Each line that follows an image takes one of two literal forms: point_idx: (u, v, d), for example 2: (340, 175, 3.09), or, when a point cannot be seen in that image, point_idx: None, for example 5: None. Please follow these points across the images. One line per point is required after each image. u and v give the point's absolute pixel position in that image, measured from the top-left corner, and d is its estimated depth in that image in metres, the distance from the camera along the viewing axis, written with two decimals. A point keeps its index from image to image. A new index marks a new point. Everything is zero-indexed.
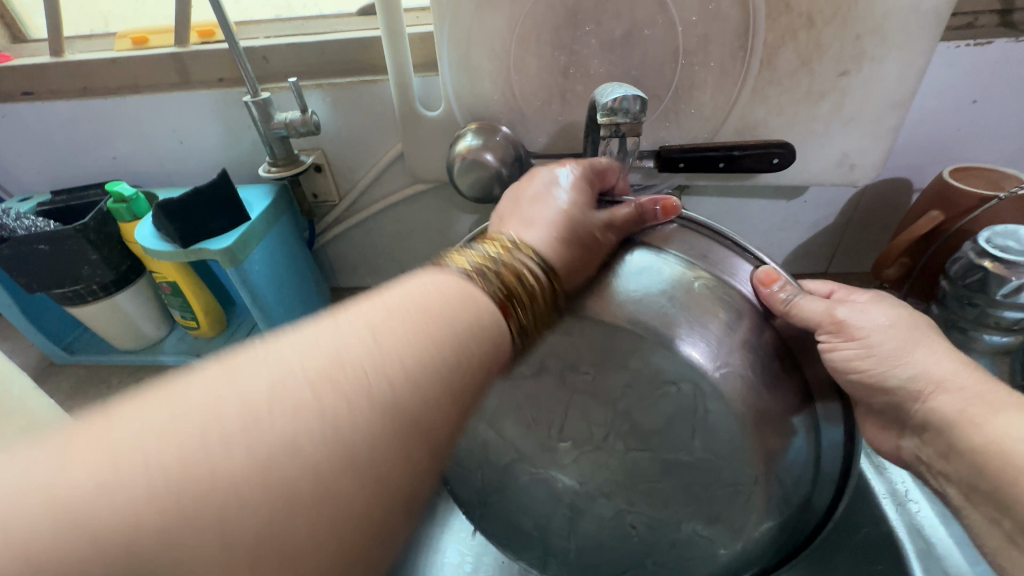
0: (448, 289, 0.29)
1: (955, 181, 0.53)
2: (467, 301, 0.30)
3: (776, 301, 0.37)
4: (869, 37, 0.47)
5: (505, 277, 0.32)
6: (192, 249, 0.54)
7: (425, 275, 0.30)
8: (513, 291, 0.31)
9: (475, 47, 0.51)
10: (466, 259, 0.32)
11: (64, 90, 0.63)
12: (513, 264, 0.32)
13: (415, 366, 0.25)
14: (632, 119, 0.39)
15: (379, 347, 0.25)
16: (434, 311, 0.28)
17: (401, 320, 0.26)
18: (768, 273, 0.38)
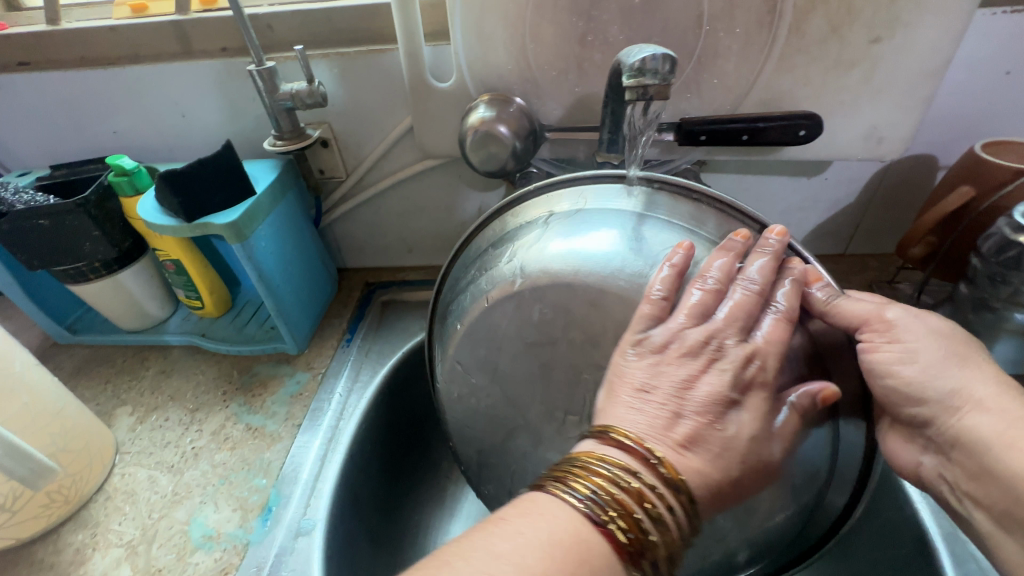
0: (584, 541, 0.26)
1: (987, 156, 0.51)
2: (606, 564, 0.26)
3: (815, 301, 0.36)
4: (904, 2, 0.45)
5: (643, 527, 0.27)
6: (197, 224, 0.53)
7: (555, 506, 0.27)
8: (651, 552, 0.27)
9: (490, 13, 0.49)
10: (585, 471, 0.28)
11: (62, 61, 0.61)
12: (644, 518, 0.27)
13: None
14: (659, 82, 0.37)
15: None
16: (580, 574, 0.24)
17: (555, 562, 0.24)
18: (813, 273, 0.37)
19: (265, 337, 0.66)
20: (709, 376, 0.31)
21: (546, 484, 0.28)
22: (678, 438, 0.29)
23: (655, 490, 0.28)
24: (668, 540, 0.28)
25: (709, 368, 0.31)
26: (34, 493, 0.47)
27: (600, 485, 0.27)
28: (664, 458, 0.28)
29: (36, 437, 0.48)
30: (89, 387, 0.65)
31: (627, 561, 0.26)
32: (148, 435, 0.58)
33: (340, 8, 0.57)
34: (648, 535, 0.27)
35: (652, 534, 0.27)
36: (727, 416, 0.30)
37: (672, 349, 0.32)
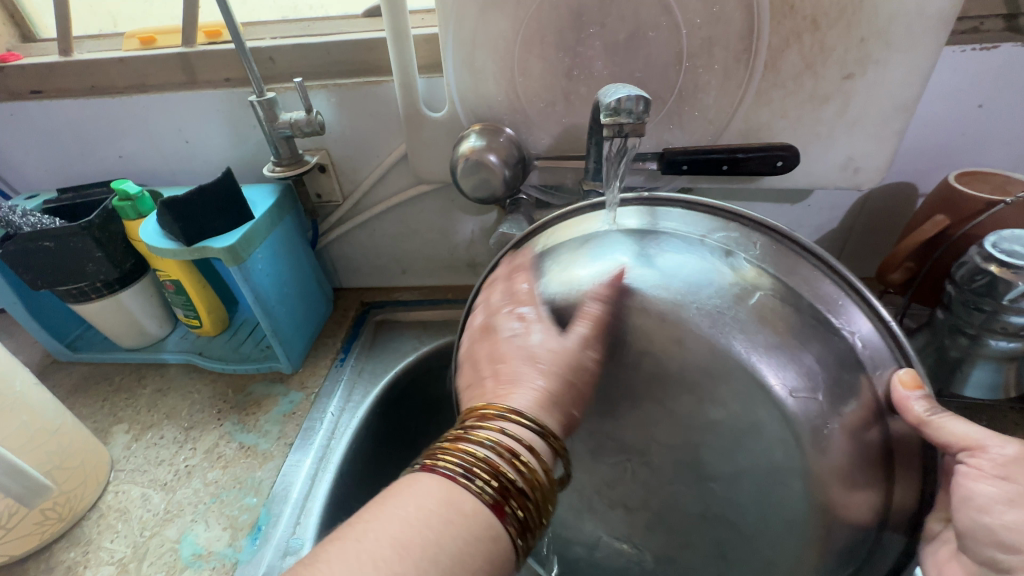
0: (433, 491, 0.30)
1: (960, 186, 0.53)
2: (445, 496, 0.30)
3: (910, 412, 0.31)
4: (873, 41, 0.47)
5: (484, 459, 0.32)
6: (196, 247, 0.54)
7: (414, 472, 0.32)
8: (497, 471, 0.31)
9: (479, 49, 0.51)
10: (450, 449, 0.33)
11: (71, 89, 0.64)
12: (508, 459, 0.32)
13: (427, 532, 0.29)
14: (635, 120, 0.39)
15: (382, 532, 0.29)
16: (426, 510, 0.30)
17: (396, 509, 0.30)
18: (911, 377, 0.32)
19: (260, 356, 0.68)
20: (495, 335, 0.40)
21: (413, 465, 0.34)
22: (505, 384, 0.37)
23: (488, 427, 0.33)
24: (512, 459, 0.32)
25: (500, 333, 0.40)
26: (30, 511, 0.48)
27: (448, 445, 0.33)
28: (494, 403, 0.35)
29: (34, 456, 0.49)
30: (87, 404, 0.66)
31: (474, 486, 0.31)
32: (142, 453, 0.59)
33: (338, 41, 0.60)
34: (484, 459, 0.32)
35: (492, 460, 0.32)
36: (525, 351, 0.38)
37: (479, 324, 0.42)
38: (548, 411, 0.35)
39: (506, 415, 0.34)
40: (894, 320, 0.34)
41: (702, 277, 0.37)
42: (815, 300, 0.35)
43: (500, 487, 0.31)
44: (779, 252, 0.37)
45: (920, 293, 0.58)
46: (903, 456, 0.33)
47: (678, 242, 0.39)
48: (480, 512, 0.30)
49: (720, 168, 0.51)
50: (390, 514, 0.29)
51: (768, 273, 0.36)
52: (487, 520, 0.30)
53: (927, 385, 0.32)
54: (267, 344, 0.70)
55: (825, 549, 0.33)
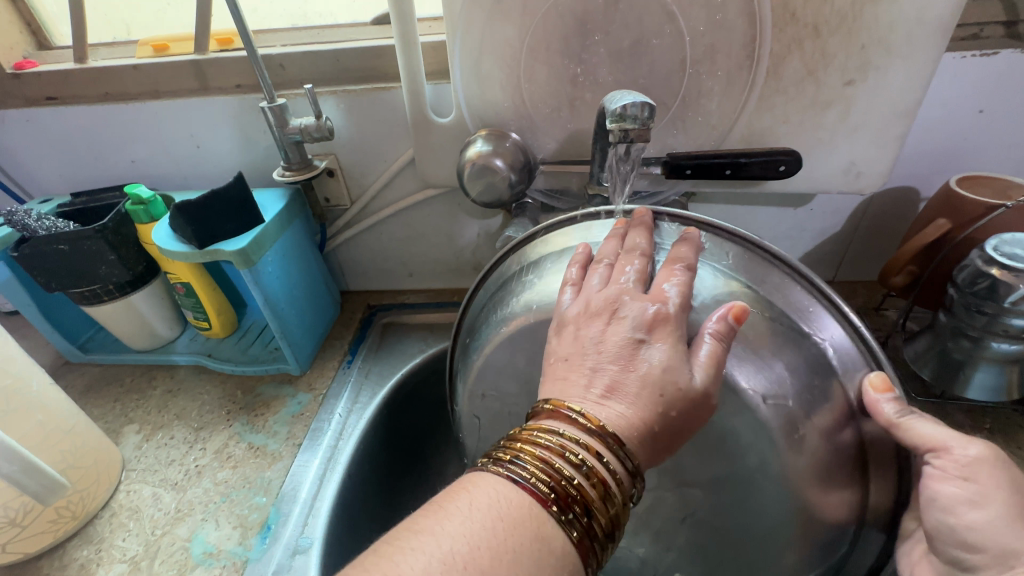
0: (517, 516, 0.27)
1: (961, 190, 0.53)
2: (534, 524, 0.27)
3: (881, 414, 0.33)
4: (873, 48, 0.48)
5: (567, 485, 0.28)
6: (207, 250, 0.55)
7: (492, 482, 0.28)
8: (586, 502, 0.28)
9: (486, 56, 0.52)
10: (530, 465, 0.29)
11: (86, 96, 0.66)
12: (591, 491, 0.28)
13: (510, 564, 0.25)
14: (639, 125, 0.40)
15: (469, 559, 0.25)
16: (508, 538, 0.26)
17: (483, 530, 0.26)
18: (882, 381, 0.33)
19: (268, 358, 0.69)
20: (620, 325, 0.34)
21: (484, 464, 0.30)
22: (600, 391, 0.31)
23: (583, 447, 0.29)
24: (603, 490, 0.29)
25: (613, 320, 0.34)
26: (44, 509, 0.49)
27: (530, 457, 0.29)
28: (587, 414, 0.30)
29: (50, 455, 0.50)
30: (99, 405, 0.67)
31: (563, 517, 0.27)
32: (153, 453, 0.60)
33: (347, 49, 0.61)
34: (575, 485, 0.28)
35: (577, 484, 0.28)
36: (639, 358, 0.32)
37: (593, 301, 0.36)
38: (643, 440, 0.31)
39: (603, 437, 0.29)
40: (862, 325, 0.36)
41: (683, 285, 0.38)
42: (789, 310, 0.37)
43: (586, 522, 0.28)
44: (756, 263, 0.39)
45: (922, 296, 0.59)
46: (876, 454, 0.34)
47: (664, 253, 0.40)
48: (569, 550, 0.27)
49: (722, 173, 0.52)
50: (475, 534, 0.26)
51: (745, 284, 0.38)
52: (571, 556, 0.27)
53: (897, 388, 0.33)
54: (275, 346, 0.71)
55: (821, 545, 0.34)
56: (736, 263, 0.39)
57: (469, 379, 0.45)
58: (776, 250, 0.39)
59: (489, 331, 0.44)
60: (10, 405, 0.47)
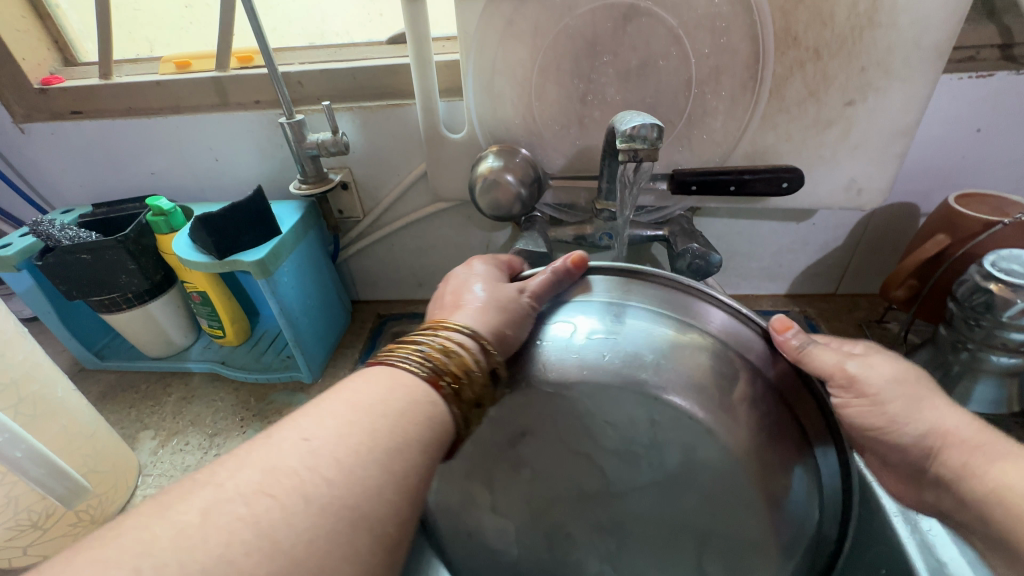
0: (382, 385, 0.32)
1: (960, 207, 0.55)
2: (410, 393, 0.32)
3: (789, 348, 0.39)
4: (873, 70, 0.50)
5: (441, 363, 0.34)
6: (226, 261, 0.57)
7: (374, 368, 0.34)
8: (455, 376, 0.34)
9: (498, 75, 0.54)
10: (404, 350, 0.35)
11: (111, 111, 0.68)
12: (450, 348, 0.35)
13: (373, 416, 0.30)
14: (648, 146, 0.42)
15: (349, 409, 0.30)
16: (379, 403, 0.31)
17: (365, 394, 0.31)
18: (782, 322, 0.40)
19: (281, 366, 0.70)
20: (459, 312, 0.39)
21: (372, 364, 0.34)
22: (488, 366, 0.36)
23: (453, 341, 0.35)
24: (466, 370, 0.34)
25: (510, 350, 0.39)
26: (65, 512, 0.50)
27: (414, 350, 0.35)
28: (461, 324, 0.37)
29: (72, 459, 0.51)
30: (114, 410, 0.68)
31: (431, 382, 0.33)
32: (168, 459, 0.61)
33: (364, 67, 0.64)
34: (446, 366, 0.34)
35: (446, 365, 0.34)
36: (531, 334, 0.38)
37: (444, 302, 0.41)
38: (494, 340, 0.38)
39: (467, 335, 0.36)
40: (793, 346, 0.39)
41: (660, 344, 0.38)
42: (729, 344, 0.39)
43: (452, 390, 0.34)
44: (687, 301, 0.41)
45: (923, 309, 0.60)
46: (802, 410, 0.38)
47: (631, 308, 0.40)
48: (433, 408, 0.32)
49: (727, 189, 0.54)
50: (350, 399, 0.30)
51: (709, 339, 0.39)
52: (442, 415, 0.33)
53: (795, 325, 0.40)
54: (288, 354, 0.72)
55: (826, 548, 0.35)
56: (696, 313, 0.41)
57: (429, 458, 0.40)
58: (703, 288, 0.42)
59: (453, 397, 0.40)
60: (36, 410, 0.48)
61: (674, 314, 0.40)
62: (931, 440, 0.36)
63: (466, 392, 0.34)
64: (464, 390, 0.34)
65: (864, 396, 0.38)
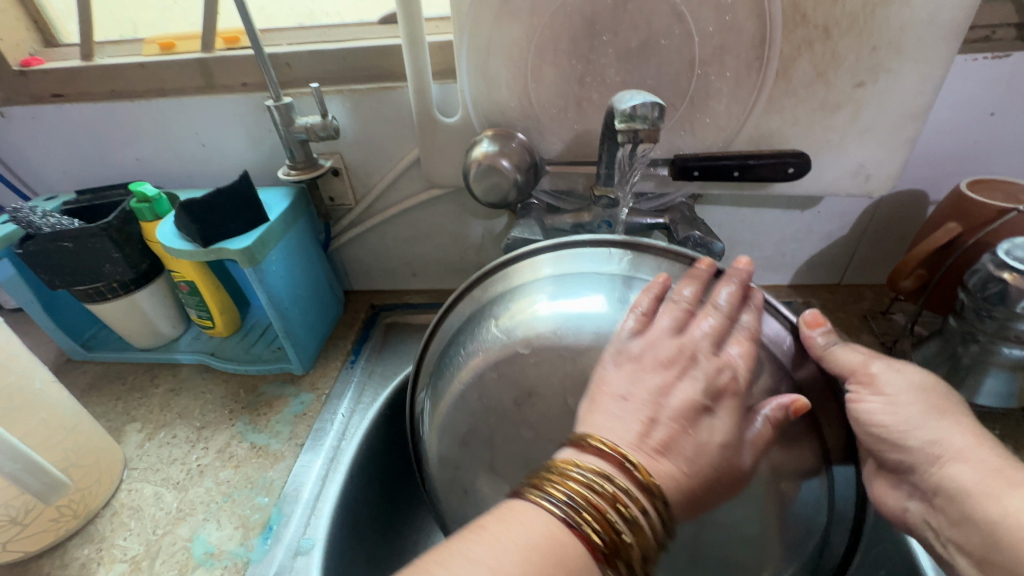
0: (551, 543, 0.25)
1: (971, 194, 0.53)
2: (583, 568, 0.25)
3: (813, 346, 0.37)
4: (884, 50, 0.48)
5: (610, 523, 0.26)
6: (212, 249, 0.55)
7: (531, 509, 0.27)
8: (627, 552, 0.26)
9: (493, 56, 0.52)
10: (575, 488, 0.27)
11: (93, 94, 0.66)
12: (630, 516, 0.27)
13: None
14: (648, 126, 0.40)
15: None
16: (548, 571, 0.24)
17: (529, 563, 0.24)
18: (814, 317, 0.37)
19: (272, 357, 0.69)
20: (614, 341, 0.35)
21: (530, 495, 0.27)
22: (654, 446, 0.30)
23: (631, 495, 0.28)
24: (642, 544, 0.27)
25: (683, 374, 0.33)
26: (46, 507, 0.48)
27: (582, 492, 0.27)
28: (640, 464, 0.29)
29: (52, 454, 0.49)
30: (101, 402, 0.67)
31: (600, 564, 0.26)
32: (155, 452, 0.60)
33: (355, 48, 0.61)
34: (623, 534, 0.26)
35: (622, 534, 0.26)
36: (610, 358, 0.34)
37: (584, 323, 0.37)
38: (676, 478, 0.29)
39: (647, 490, 0.28)
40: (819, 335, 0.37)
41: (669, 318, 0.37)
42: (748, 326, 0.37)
43: (620, 570, 0.26)
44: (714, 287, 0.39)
45: (931, 300, 0.58)
46: (817, 399, 0.36)
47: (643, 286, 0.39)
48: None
49: (731, 174, 0.52)
50: (509, 565, 0.24)
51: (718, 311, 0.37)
52: None
53: (827, 322, 0.37)
54: (278, 345, 0.70)
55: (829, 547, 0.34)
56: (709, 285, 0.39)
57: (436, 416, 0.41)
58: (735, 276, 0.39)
59: (461, 364, 0.40)
60: (13, 403, 0.46)
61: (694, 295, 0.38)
62: (938, 446, 0.36)
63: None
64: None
65: (880, 394, 0.36)
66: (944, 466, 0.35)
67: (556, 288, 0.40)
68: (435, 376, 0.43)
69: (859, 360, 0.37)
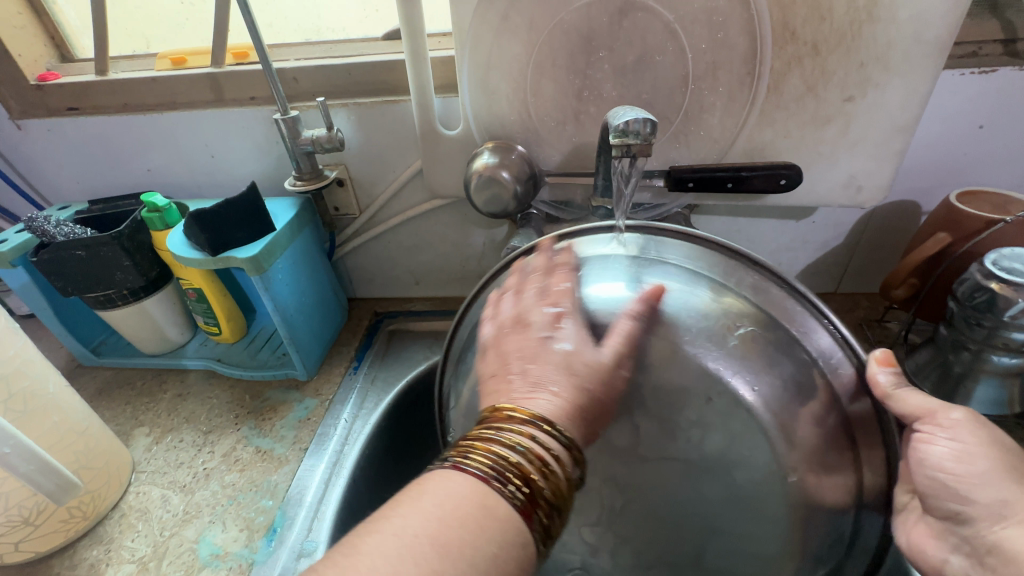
0: (458, 489, 0.29)
1: (961, 205, 0.54)
2: (481, 500, 0.29)
3: (877, 384, 0.34)
4: (872, 65, 0.49)
5: (512, 463, 0.30)
6: (220, 257, 0.57)
7: (437, 474, 0.31)
8: (525, 476, 0.30)
9: (493, 70, 0.54)
10: (472, 449, 0.31)
11: (107, 107, 0.68)
12: (519, 447, 0.31)
13: (448, 526, 0.28)
14: (642, 141, 0.41)
15: (420, 531, 0.27)
16: (452, 510, 0.28)
17: (430, 508, 0.28)
18: (886, 356, 0.35)
19: (277, 364, 0.70)
20: (529, 331, 0.38)
21: (437, 463, 0.32)
22: (548, 382, 0.35)
23: (517, 432, 0.32)
24: (541, 466, 0.31)
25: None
26: (57, 508, 0.50)
27: (477, 448, 0.31)
28: (520, 408, 0.33)
29: (64, 455, 0.51)
30: (110, 407, 0.68)
31: (504, 490, 0.30)
32: (162, 455, 0.61)
33: (360, 63, 0.63)
34: (516, 464, 0.30)
35: (518, 462, 0.31)
36: None
37: (508, 317, 0.40)
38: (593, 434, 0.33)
39: (533, 421, 0.32)
40: (883, 375, 0.35)
41: (684, 300, 0.39)
42: (785, 326, 0.38)
43: (529, 495, 0.30)
44: (775, 295, 0.39)
45: (924, 308, 0.59)
46: (866, 433, 0.35)
47: (670, 269, 0.42)
48: (513, 520, 0.29)
49: (725, 186, 0.53)
50: (415, 516, 0.28)
51: (752, 308, 0.38)
52: (516, 524, 0.29)
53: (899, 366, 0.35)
54: (283, 352, 0.72)
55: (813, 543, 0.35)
56: (752, 287, 0.40)
57: (460, 398, 0.46)
58: (801, 287, 0.38)
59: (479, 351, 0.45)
60: (27, 406, 0.48)
61: (735, 288, 0.40)
62: (1009, 508, 0.32)
63: (542, 499, 0.30)
64: (540, 498, 0.30)
65: (955, 439, 0.34)
66: (1007, 528, 0.32)
67: (591, 266, 0.43)
68: (457, 367, 0.49)
69: (938, 403, 0.35)
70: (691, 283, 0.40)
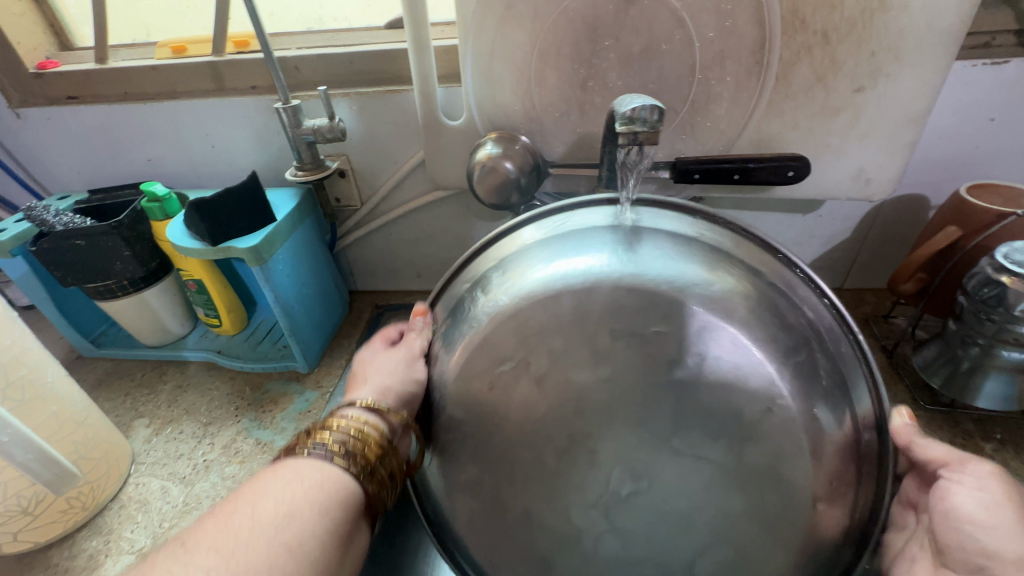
0: (300, 473, 0.34)
1: (971, 198, 0.54)
2: (320, 479, 0.34)
3: (895, 430, 0.36)
4: (883, 55, 0.48)
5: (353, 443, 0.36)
6: (220, 247, 0.56)
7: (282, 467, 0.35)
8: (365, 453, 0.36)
9: (498, 59, 0.53)
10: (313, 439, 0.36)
11: (107, 96, 0.67)
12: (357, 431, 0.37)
13: (289, 504, 0.32)
14: (649, 129, 0.40)
15: (264, 512, 0.32)
16: (295, 489, 0.33)
17: (275, 490, 0.33)
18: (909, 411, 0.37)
19: (277, 355, 0.69)
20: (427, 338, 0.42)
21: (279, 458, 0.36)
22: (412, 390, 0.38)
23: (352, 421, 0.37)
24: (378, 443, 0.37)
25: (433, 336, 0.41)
26: (56, 498, 0.50)
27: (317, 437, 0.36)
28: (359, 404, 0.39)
29: (63, 445, 0.51)
30: (110, 398, 0.68)
31: (347, 468, 0.35)
32: (162, 446, 0.61)
33: (362, 52, 0.63)
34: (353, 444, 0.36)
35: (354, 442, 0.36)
36: None
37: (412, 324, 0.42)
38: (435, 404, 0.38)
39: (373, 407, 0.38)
40: (902, 423, 0.36)
41: (679, 271, 0.39)
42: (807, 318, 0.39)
43: (371, 467, 0.36)
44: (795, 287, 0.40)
45: (932, 303, 0.59)
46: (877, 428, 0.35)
47: (664, 245, 0.41)
48: (350, 491, 0.34)
49: (731, 177, 0.52)
50: (260, 501, 0.32)
51: (755, 289, 0.39)
52: (356, 495, 0.35)
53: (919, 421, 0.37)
54: (284, 344, 0.71)
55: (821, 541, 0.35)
56: (766, 273, 0.41)
57: None
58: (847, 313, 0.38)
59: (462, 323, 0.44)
60: (25, 395, 0.47)
61: (743, 270, 0.40)
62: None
63: (379, 468, 0.36)
64: (377, 468, 0.36)
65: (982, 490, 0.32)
66: None
67: (558, 245, 0.43)
68: None
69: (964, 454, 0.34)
70: (682, 260, 0.40)
